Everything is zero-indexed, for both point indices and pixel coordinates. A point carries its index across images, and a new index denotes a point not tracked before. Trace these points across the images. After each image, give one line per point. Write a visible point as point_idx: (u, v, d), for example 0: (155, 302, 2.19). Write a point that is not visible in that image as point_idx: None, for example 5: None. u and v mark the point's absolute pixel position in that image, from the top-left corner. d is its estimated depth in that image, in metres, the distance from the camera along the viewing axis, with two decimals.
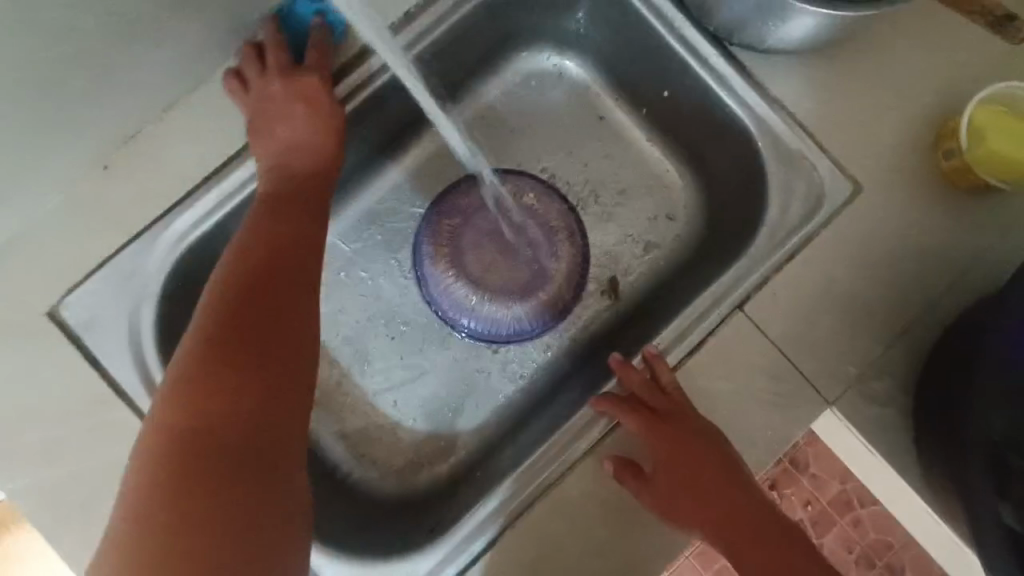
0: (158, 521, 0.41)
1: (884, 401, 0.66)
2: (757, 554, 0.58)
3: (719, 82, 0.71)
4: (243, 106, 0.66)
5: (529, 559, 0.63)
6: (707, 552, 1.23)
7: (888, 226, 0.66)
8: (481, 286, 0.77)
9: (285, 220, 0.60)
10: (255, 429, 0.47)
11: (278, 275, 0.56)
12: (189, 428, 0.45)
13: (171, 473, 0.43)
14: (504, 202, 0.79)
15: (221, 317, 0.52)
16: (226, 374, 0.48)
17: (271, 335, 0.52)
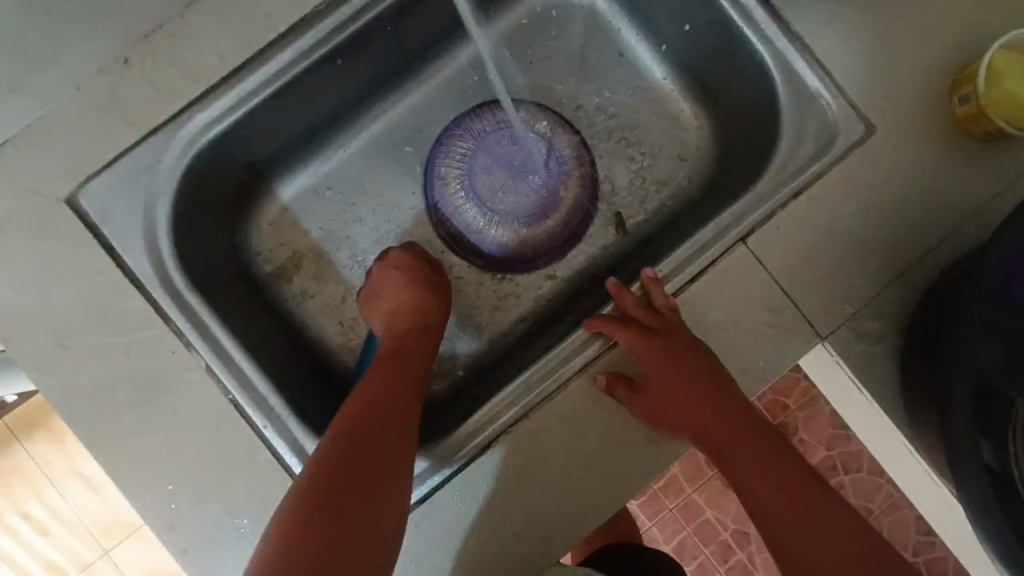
0: (295, 542, 0.51)
1: (876, 341, 0.67)
2: (746, 457, 0.62)
3: (741, 14, 0.70)
4: (269, 11, 0.67)
5: (523, 465, 0.66)
6: (690, 506, 1.27)
7: (898, 170, 0.67)
8: (490, 208, 0.81)
9: (407, 342, 0.70)
10: (373, 473, 0.57)
11: (405, 385, 0.66)
12: (328, 476, 0.55)
13: (308, 502, 0.53)
14: (519, 135, 0.82)
15: (368, 405, 0.62)
16: (366, 443, 0.59)
17: (392, 416, 0.62)
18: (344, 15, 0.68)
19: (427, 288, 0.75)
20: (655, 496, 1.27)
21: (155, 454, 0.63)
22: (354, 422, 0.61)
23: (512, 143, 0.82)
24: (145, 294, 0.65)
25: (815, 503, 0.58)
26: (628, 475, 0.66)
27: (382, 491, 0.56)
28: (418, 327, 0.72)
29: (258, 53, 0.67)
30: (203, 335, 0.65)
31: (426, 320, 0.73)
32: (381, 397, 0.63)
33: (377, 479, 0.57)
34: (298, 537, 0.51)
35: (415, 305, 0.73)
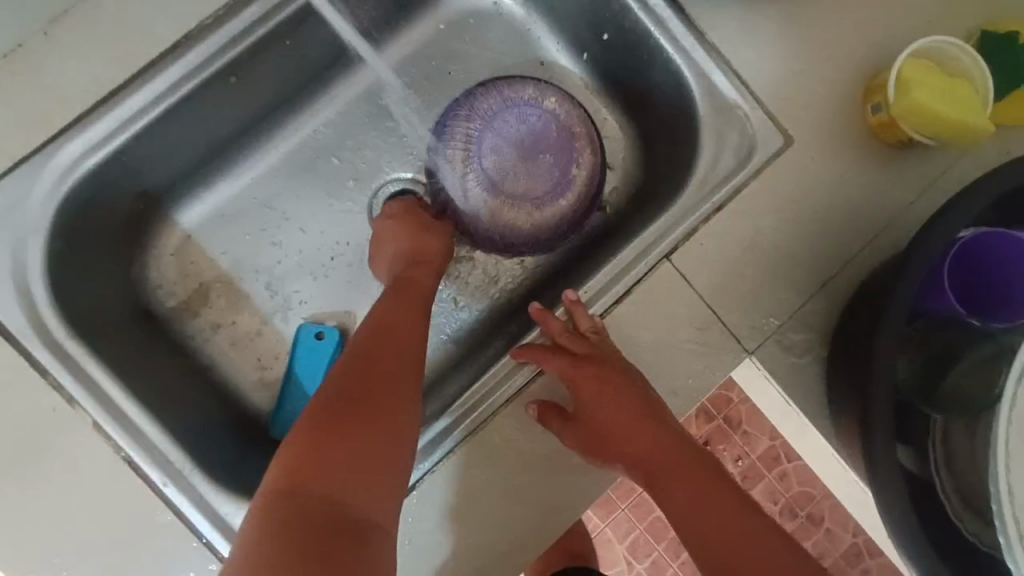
0: (310, 454, 0.48)
1: (801, 353, 0.67)
2: (682, 485, 0.57)
3: (657, 24, 0.68)
4: (148, 26, 0.60)
5: (450, 505, 0.63)
6: (641, 505, 1.27)
7: (817, 179, 0.67)
8: (500, 192, 0.75)
9: (411, 277, 0.68)
10: (387, 389, 0.54)
11: (410, 312, 0.64)
12: (339, 396, 0.53)
13: (319, 419, 0.50)
14: (526, 110, 0.76)
15: (373, 334, 0.60)
16: (376, 364, 0.56)
17: (398, 341, 0.60)
18: (234, 29, 0.62)
19: (422, 228, 0.72)
20: (607, 498, 1.26)
21: (39, 524, 0.57)
22: (359, 351, 0.58)
23: (520, 118, 0.75)
24: (17, 346, 0.58)
25: (753, 529, 0.53)
26: (561, 508, 0.63)
27: (398, 404, 0.54)
28: (422, 262, 0.70)
29: (137, 72, 0.61)
30: (88, 387, 0.59)
31: (429, 259, 0.71)
32: (385, 324, 0.61)
33: (390, 393, 0.54)
34: (312, 447, 0.48)
35: (413, 247, 0.71)
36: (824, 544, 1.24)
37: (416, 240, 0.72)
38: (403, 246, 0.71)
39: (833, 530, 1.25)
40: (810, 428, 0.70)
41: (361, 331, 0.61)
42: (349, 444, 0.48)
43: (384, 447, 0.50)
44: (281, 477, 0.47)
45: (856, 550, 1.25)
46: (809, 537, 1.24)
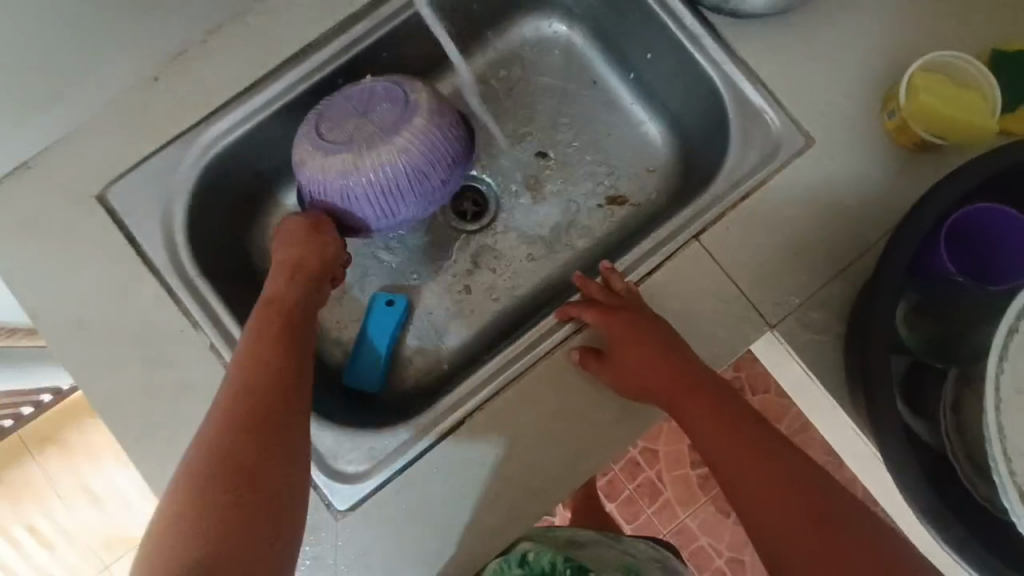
0: (197, 528, 0.48)
1: (822, 330, 0.73)
2: (703, 418, 0.65)
3: (693, 43, 0.79)
4: (281, 37, 0.77)
5: (495, 440, 0.71)
6: (684, 532, 1.30)
7: (837, 175, 0.74)
8: (361, 149, 0.73)
9: (294, 288, 0.69)
10: (285, 418, 0.56)
11: (286, 330, 0.64)
12: (215, 458, 0.51)
13: (205, 478, 0.50)
14: (355, 91, 0.75)
15: (249, 373, 0.58)
16: (255, 406, 0.56)
17: (274, 371, 0.59)
18: (345, 40, 0.78)
19: (315, 241, 0.73)
20: (648, 520, 1.31)
21: (161, 426, 0.70)
22: (236, 394, 0.57)
23: (360, 93, 0.74)
24: (159, 278, 0.73)
25: (766, 449, 0.61)
26: (593, 450, 0.71)
27: (285, 448, 0.55)
28: (310, 266, 0.71)
29: (270, 73, 0.77)
30: (208, 316, 0.72)
31: (318, 273, 0.72)
32: (257, 357, 0.60)
33: (272, 439, 0.54)
34: (205, 512, 0.49)
35: (297, 254, 0.72)
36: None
37: (313, 247, 0.73)
38: (291, 250, 0.72)
39: None
40: (833, 406, 0.75)
41: (235, 369, 0.59)
42: (240, 511, 0.49)
43: (275, 499, 0.52)
44: (173, 541, 0.47)
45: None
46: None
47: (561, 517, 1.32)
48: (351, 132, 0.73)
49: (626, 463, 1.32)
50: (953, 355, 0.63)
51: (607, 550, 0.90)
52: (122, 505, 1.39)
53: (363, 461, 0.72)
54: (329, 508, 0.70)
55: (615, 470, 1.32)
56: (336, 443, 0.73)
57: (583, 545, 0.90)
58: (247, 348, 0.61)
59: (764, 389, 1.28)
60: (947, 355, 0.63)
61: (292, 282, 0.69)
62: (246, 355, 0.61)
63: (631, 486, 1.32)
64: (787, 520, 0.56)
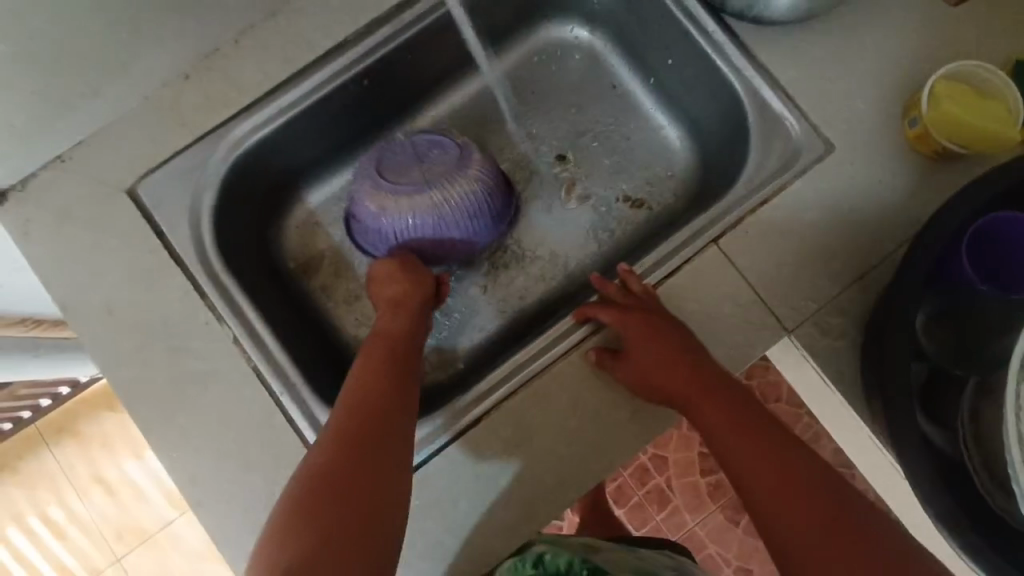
0: (309, 527, 0.51)
1: (839, 336, 0.73)
2: (717, 420, 0.65)
3: (714, 49, 0.80)
4: (310, 38, 0.79)
5: (510, 439, 0.72)
6: (693, 539, 1.30)
7: (857, 182, 0.75)
8: (426, 198, 0.80)
9: (392, 323, 0.74)
10: (388, 434, 0.61)
11: (393, 364, 0.69)
12: (325, 470, 0.56)
13: (321, 482, 0.55)
14: (416, 140, 0.81)
15: (360, 402, 0.63)
16: (359, 429, 0.60)
17: (380, 401, 0.64)
18: (371, 42, 0.80)
19: (411, 276, 0.78)
20: (657, 527, 1.30)
21: (182, 414, 0.71)
22: (349, 412, 0.62)
23: (422, 144, 0.81)
24: (185, 271, 0.74)
25: (781, 453, 0.61)
26: (607, 451, 0.71)
27: (385, 469, 0.58)
28: (404, 301, 0.77)
29: (297, 72, 0.78)
30: (232, 308, 0.74)
31: (411, 303, 0.77)
32: (366, 387, 0.65)
33: (372, 458, 0.58)
34: (319, 511, 0.52)
35: (396, 293, 0.77)
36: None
37: (401, 281, 0.78)
38: (386, 286, 0.78)
39: None
40: (848, 413, 0.74)
41: (346, 397, 0.65)
42: (339, 521, 0.52)
43: (372, 514, 0.54)
44: (291, 534, 0.51)
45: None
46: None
47: (568, 521, 1.32)
48: (420, 177, 0.79)
49: (636, 469, 1.32)
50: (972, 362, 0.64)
51: (621, 554, 0.90)
52: (135, 497, 1.41)
53: None
54: None
55: (625, 476, 1.32)
56: None
57: (597, 548, 0.91)
58: (359, 374, 0.67)
59: (777, 398, 1.28)
60: (965, 361, 0.64)
61: (393, 317, 0.75)
62: (358, 380, 0.66)
63: (641, 492, 1.32)
64: (801, 520, 0.57)
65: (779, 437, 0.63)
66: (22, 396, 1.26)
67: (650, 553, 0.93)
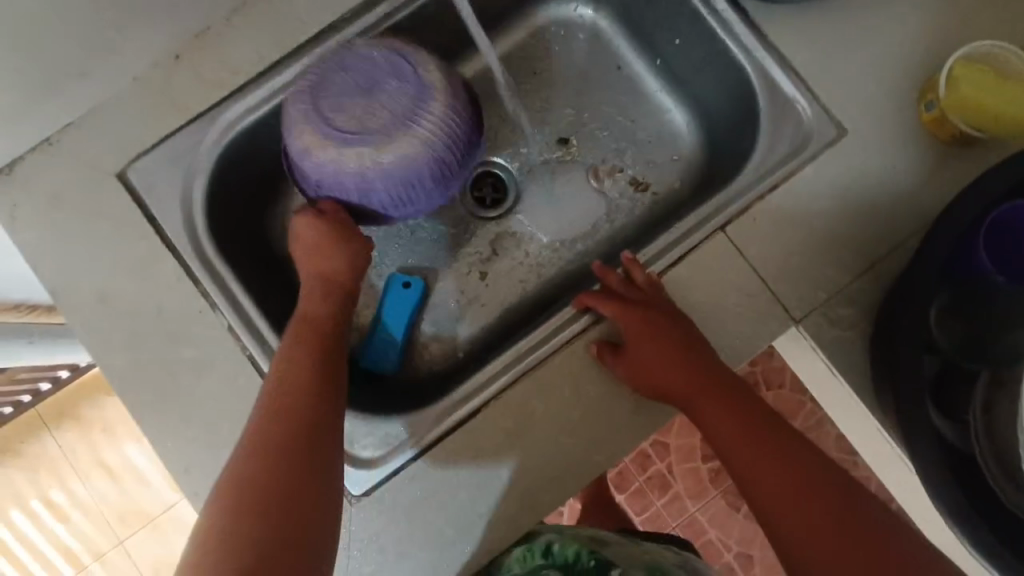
0: (241, 528, 0.51)
1: (848, 327, 0.71)
2: (721, 416, 0.65)
3: (724, 29, 0.77)
4: (304, 16, 0.76)
5: (510, 430, 0.70)
6: (694, 526, 1.30)
7: (870, 168, 0.72)
8: (353, 141, 0.71)
9: (319, 308, 0.71)
10: (315, 425, 0.60)
11: (316, 349, 0.67)
12: (250, 477, 0.55)
13: (245, 484, 0.54)
14: (372, 68, 0.72)
15: (276, 400, 0.61)
16: (285, 427, 0.59)
17: (301, 393, 0.62)
18: (368, 21, 0.77)
19: (338, 249, 0.74)
20: (658, 512, 1.30)
21: (176, 404, 0.70)
22: (274, 405, 0.61)
23: (373, 75, 0.71)
24: (178, 258, 0.72)
25: (785, 451, 0.60)
26: (609, 443, 0.70)
27: (314, 463, 0.58)
28: (331, 283, 0.74)
29: (291, 52, 0.76)
30: (226, 296, 0.72)
31: (348, 274, 0.75)
32: (287, 380, 0.63)
33: (301, 453, 0.57)
34: (245, 511, 0.52)
35: (327, 269, 0.74)
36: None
37: (329, 260, 0.74)
38: (311, 262, 0.74)
39: None
40: (855, 404, 0.73)
41: (267, 393, 0.62)
42: (274, 521, 0.52)
43: (308, 510, 0.55)
44: (220, 535, 0.51)
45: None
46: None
47: (569, 507, 1.32)
48: (362, 119, 0.71)
49: (637, 455, 1.31)
50: (988, 354, 0.61)
51: (626, 547, 0.88)
52: (134, 481, 1.41)
53: (378, 447, 0.72)
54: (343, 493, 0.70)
55: (626, 462, 1.31)
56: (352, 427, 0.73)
57: (603, 539, 0.89)
58: (282, 361, 0.65)
59: (780, 384, 1.27)
60: (980, 353, 0.61)
61: (319, 295, 0.73)
62: (281, 368, 0.65)
63: (642, 478, 1.31)
64: (809, 520, 0.56)
65: (784, 434, 0.62)
66: (19, 381, 1.25)
67: (655, 547, 0.91)
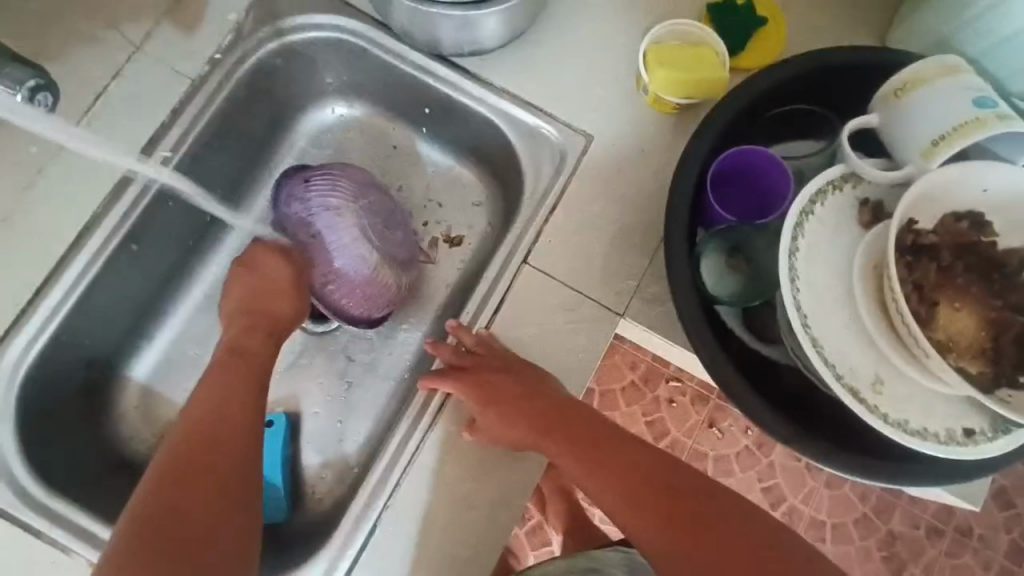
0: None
1: (666, 299, 0.77)
2: (564, 444, 0.67)
3: (455, 90, 0.83)
4: (52, 229, 0.74)
5: (413, 530, 0.71)
6: None
7: (623, 159, 0.80)
8: (331, 209, 0.85)
9: (243, 345, 0.76)
10: (230, 467, 0.63)
11: (240, 384, 0.70)
12: (157, 511, 0.57)
13: (145, 525, 0.56)
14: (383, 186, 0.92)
15: (196, 421, 0.65)
16: (197, 452, 0.62)
17: (224, 424, 0.66)
18: (123, 208, 0.76)
19: (285, 258, 0.84)
20: None
21: None
22: (189, 441, 0.64)
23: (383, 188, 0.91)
24: (10, 519, 0.68)
25: (626, 468, 0.64)
26: (507, 498, 0.72)
27: (223, 497, 0.60)
28: (260, 318, 0.79)
29: (53, 269, 0.73)
30: (78, 534, 0.68)
31: (286, 300, 0.81)
32: (209, 408, 0.66)
33: (213, 498, 0.59)
34: (144, 553, 0.54)
35: (269, 288, 0.81)
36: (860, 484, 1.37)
37: (263, 295, 0.80)
38: (246, 291, 0.81)
39: None
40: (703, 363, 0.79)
41: (186, 426, 0.65)
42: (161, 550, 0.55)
43: (202, 533, 0.57)
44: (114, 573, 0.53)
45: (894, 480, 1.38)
46: (843, 482, 1.37)
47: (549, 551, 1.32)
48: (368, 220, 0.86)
49: None
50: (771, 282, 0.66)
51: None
52: None
53: None
54: None
55: None
56: None
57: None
58: (201, 398, 0.68)
59: None
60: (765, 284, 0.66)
61: (240, 321, 0.78)
62: (201, 405, 0.67)
63: None
64: (645, 505, 0.61)
65: (617, 437, 0.67)
66: None
67: (592, 561, 0.87)
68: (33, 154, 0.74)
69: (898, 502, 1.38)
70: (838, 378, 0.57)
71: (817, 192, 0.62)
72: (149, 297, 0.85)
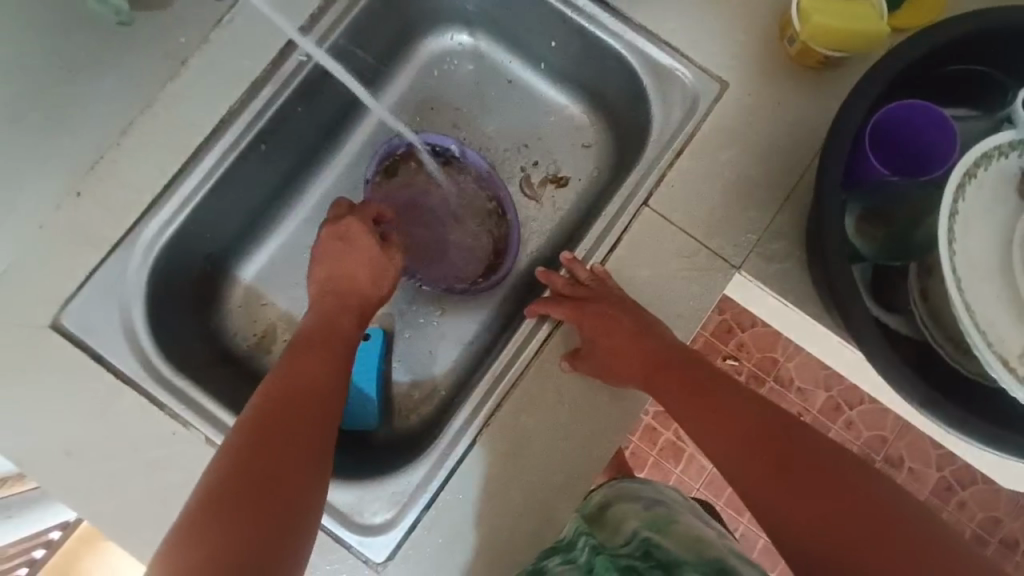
0: (218, 505, 0.52)
1: (784, 258, 0.74)
2: (674, 385, 0.67)
3: (591, 23, 0.81)
4: (191, 118, 0.75)
5: (509, 450, 0.72)
6: (715, 482, 1.33)
7: (755, 110, 0.77)
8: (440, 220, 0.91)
9: (320, 328, 0.72)
10: (312, 423, 0.61)
11: (327, 355, 0.69)
12: (244, 446, 0.57)
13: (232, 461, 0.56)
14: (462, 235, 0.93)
15: (288, 381, 0.64)
16: (279, 423, 0.60)
17: (307, 384, 0.64)
18: (259, 105, 0.77)
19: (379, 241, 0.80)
20: (679, 480, 1.33)
21: None
22: (274, 393, 0.63)
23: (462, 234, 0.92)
24: (137, 388, 0.72)
25: (739, 411, 0.62)
26: (603, 432, 0.73)
27: (302, 446, 0.58)
28: (346, 298, 0.76)
29: (189, 157, 0.75)
30: (196, 410, 0.72)
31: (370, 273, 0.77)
32: (292, 377, 0.65)
33: (293, 446, 0.58)
34: (226, 485, 0.53)
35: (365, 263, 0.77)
36: (911, 483, 1.35)
37: (350, 268, 0.77)
38: (331, 268, 0.77)
39: (916, 468, 1.35)
40: (809, 330, 0.77)
41: (274, 381, 0.65)
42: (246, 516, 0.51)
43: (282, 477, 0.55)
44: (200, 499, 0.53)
45: (946, 484, 1.35)
46: (895, 479, 1.35)
47: None
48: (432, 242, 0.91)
49: (644, 431, 1.33)
50: (913, 247, 0.64)
51: (630, 513, 0.70)
52: None
53: (389, 508, 0.72)
54: (367, 562, 0.71)
55: (634, 441, 1.34)
56: (357, 496, 0.73)
57: (601, 519, 0.71)
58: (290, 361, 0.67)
59: (752, 324, 1.38)
60: (906, 249, 0.64)
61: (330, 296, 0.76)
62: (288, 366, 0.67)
63: (655, 451, 1.33)
64: (753, 457, 0.59)
65: (730, 389, 0.65)
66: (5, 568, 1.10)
67: (660, 495, 0.72)
68: (180, 42, 0.76)
69: (947, 508, 1.35)
70: (985, 344, 0.55)
71: (982, 156, 0.59)
72: (265, 200, 0.88)
